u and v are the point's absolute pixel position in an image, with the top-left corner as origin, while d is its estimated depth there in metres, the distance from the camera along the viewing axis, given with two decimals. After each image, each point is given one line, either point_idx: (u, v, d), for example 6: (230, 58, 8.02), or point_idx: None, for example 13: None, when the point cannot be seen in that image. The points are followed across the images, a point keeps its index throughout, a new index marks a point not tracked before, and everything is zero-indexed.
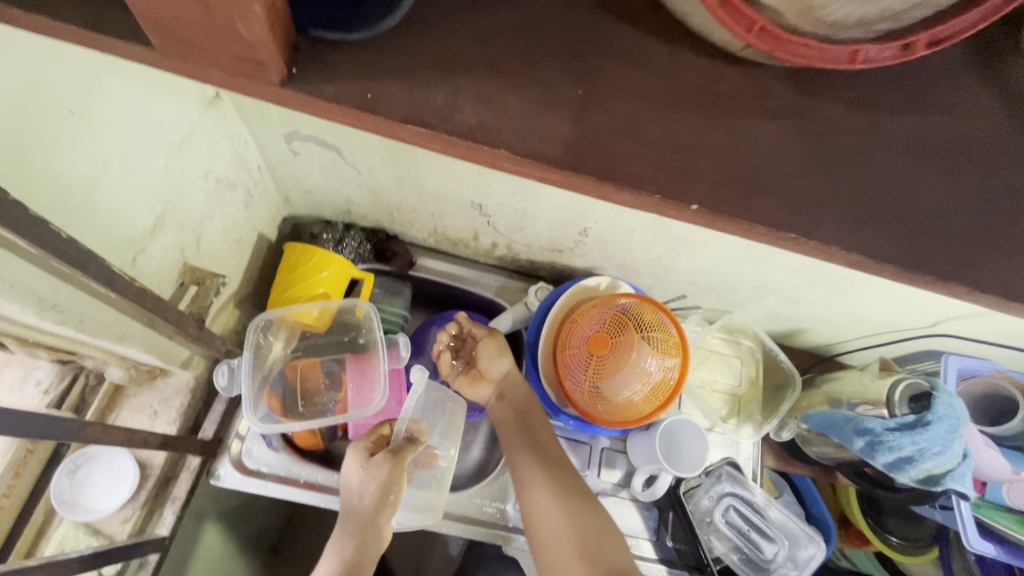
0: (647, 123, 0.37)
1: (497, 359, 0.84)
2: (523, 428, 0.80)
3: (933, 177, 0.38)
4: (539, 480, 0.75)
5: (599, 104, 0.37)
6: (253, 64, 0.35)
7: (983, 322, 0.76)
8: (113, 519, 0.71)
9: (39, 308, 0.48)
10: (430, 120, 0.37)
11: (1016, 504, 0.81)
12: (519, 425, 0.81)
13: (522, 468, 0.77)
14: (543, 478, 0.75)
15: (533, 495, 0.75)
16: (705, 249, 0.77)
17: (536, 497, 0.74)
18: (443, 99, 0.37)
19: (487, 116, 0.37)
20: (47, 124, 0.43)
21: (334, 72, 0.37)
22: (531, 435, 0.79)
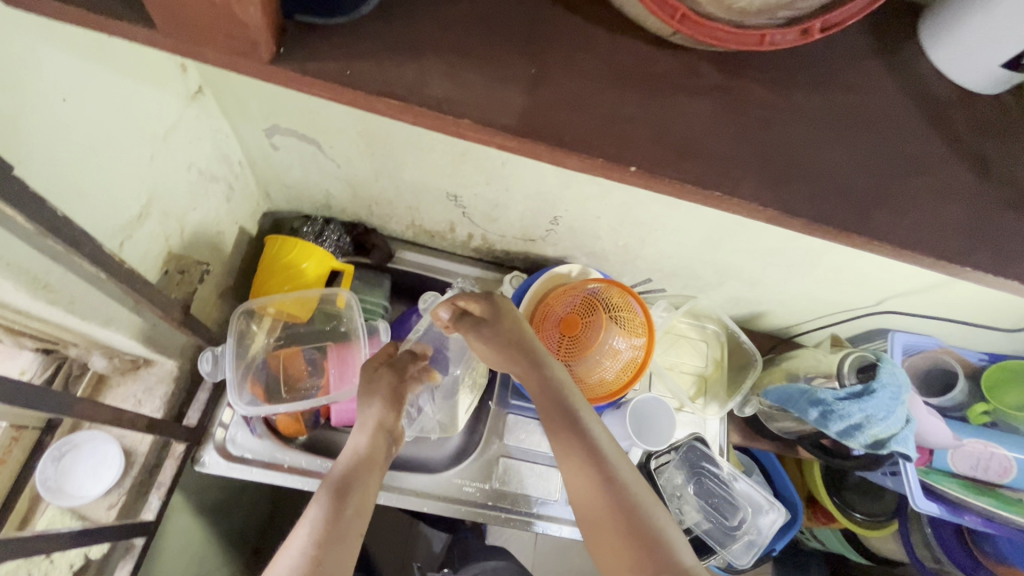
0: (586, 98, 0.36)
1: (494, 341, 0.71)
2: (561, 404, 0.64)
3: (858, 154, 0.38)
4: (577, 453, 0.60)
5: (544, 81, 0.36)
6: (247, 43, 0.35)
7: (921, 297, 0.83)
8: (99, 505, 0.74)
9: (32, 288, 0.50)
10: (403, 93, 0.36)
11: (959, 469, 0.85)
12: (555, 399, 0.64)
13: (558, 439, 0.62)
14: (584, 455, 0.60)
15: (572, 469, 0.61)
16: (667, 234, 0.83)
17: (570, 468, 0.61)
18: (412, 77, 0.37)
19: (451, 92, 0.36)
20: (41, 109, 0.46)
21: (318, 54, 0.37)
22: (571, 412, 0.63)
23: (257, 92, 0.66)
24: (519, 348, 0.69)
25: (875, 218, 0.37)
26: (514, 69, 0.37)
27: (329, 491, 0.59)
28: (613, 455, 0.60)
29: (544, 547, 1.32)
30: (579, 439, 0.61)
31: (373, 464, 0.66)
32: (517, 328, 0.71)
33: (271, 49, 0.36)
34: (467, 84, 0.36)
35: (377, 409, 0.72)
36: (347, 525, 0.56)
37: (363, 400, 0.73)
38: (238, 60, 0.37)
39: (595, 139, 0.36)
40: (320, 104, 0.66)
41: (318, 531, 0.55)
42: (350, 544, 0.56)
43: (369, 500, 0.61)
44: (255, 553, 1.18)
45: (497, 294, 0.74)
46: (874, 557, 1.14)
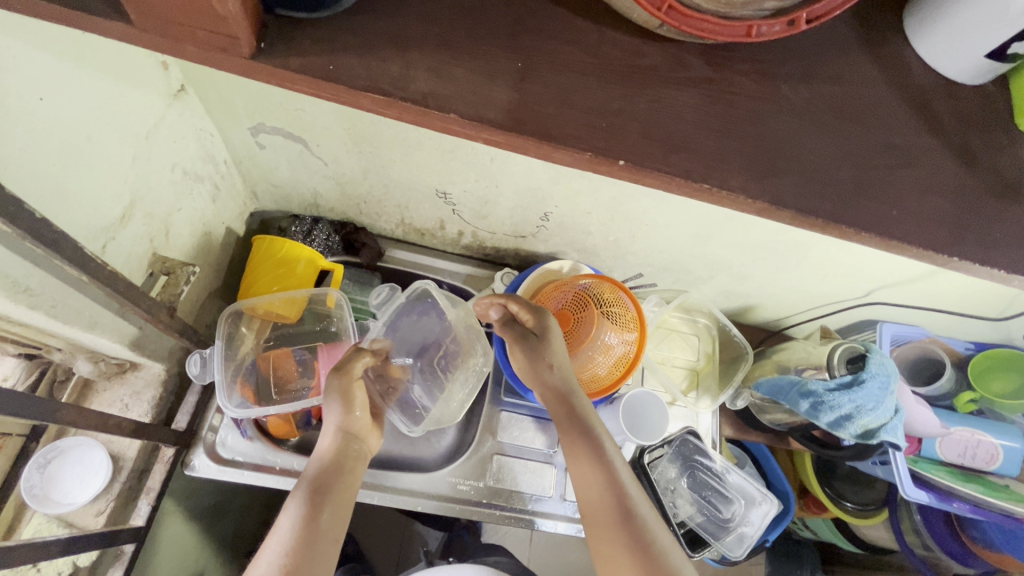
0: (573, 93, 0.36)
1: (532, 351, 0.74)
2: (587, 433, 0.68)
3: (845, 145, 0.38)
4: (596, 477, 0.64)
5: (531, 77, 0.36)
6: (224, 37, 0.34)
7: (909, 288, 0.84)
8: (87, 512, 0.72)
9: (11, 292, 0.49)
10: (388, 90, 0.36)
11: (947, 457, 0.87)
12: (583, 427, 0.68)
13: (580, 461, 0.66)
14: (602, 480, 0.64)
15: (590, 492, 0.64)
16: (657, 229, 0.83)
17: (588, 489, 0.65)
18: (397, 71, 0.36)
19: (434, 86, 0.36)
20: (16, 109, 0.45)
21: (300, 47, 0.36)
22: (594, 437, 0.67)
23: (241, 89, 0.65)
24: (555, 375, 0.72)
25: (864, 208, 0.37)
26: (500, 63, 0.36)
27: (298, 502, 0.59)
28: (631, 486, 0.63)
29: (539, 543, 1.33)
30: (600, 467, 0.65)
31: (344, 468, 0.65)
32: (557, 354, 0.73)
33: (253, 44, 0.35)
34: (453, 78, 0.36)
35: (339, 412, 0.69)
36: (319, 537, 0.56)
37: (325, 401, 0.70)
38: (218, 56, 0.36)
39: (584, 133, 0.36)
40: (305, 102, 0.65)
41: (288, 543, 0.55)
42: (324, 550, 0.56)
43: (343, 506, 0.61)
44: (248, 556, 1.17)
45: (547, 315, 0.75)
46: (864, 546, 1.16)
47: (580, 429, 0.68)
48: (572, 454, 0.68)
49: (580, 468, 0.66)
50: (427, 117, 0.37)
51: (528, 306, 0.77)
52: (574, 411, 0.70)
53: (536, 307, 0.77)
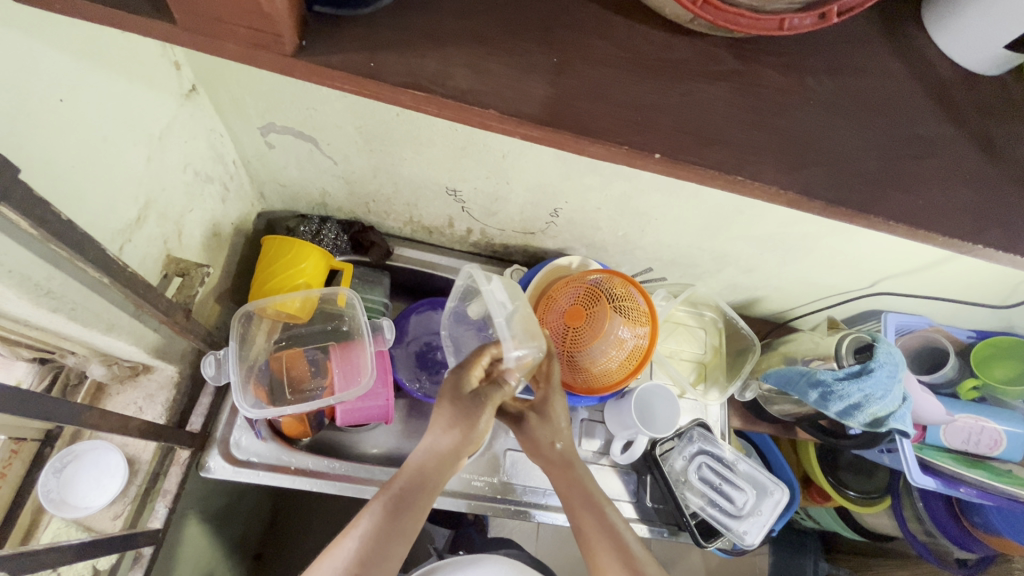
0: (606, 87, 0.37)
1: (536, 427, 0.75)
2: (593, 502, 0.70)
3: (870, 135, 0.39)
4: (605, 548, 0.67)
5: (565, 72, 0.36)
6: (265, 34, 0.34)
7: (916, 277, 0.85)
8: (104, 516, 0.72)
9: (34, 296, 0.49)
10: (426, 86, 0.36)
11: (952, 444, 0.88)
12: (590, 495, 0.71)
13: (585, 532, 0.69)
14: (614, 553, 0.66)
15: (599, 558, 0.67)
16: (667, 223, 0.83)
17: (598, 560, 0.67)
18: (435, 68, 0.36)
19: (471, 81, 0.36)
20: (37, 111, 0.44)
21: (339, 44, 0.36)
22: (599, 508, 0.70)
23: (254, 89, 0.65)
24: (554, 452, 0.75)
25: (888, 197, 0.38)
26: (535, 58, 0.37)
27: (380, 511, 0.61)
28: (640, 550, 0.67)
29: (545, 538, 1.33)
30: (608, 536, 0.67)
31: (436, 482, 0.65)
32: (561, 433, 0.75)
33: (294, 41, 0.35)
34: (489, 73, 0.36)
35: (458, 434, 0.66)
36: (388, 546, 0.60)
37: (447, 409, 0.66)
38: (258, 53, 0.36)
39: (619, 127, 0.36)
40: (318, 101, 0.65)
41: (361, 548, 0.59)
42: (392, 556, 0.60)
43: (420, 517, 0.63)
44: (255, 557, 1.17)
45: (554, 394, 0.75)
46: (866, 533, 1.17)
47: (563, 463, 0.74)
48: (578, 521, 0.70)
49: (589, 539, 0.68)
50: (465, 114, 0.37)
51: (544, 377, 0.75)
52: (566, 460, 0.74)
53: (550, 381, 0.75)
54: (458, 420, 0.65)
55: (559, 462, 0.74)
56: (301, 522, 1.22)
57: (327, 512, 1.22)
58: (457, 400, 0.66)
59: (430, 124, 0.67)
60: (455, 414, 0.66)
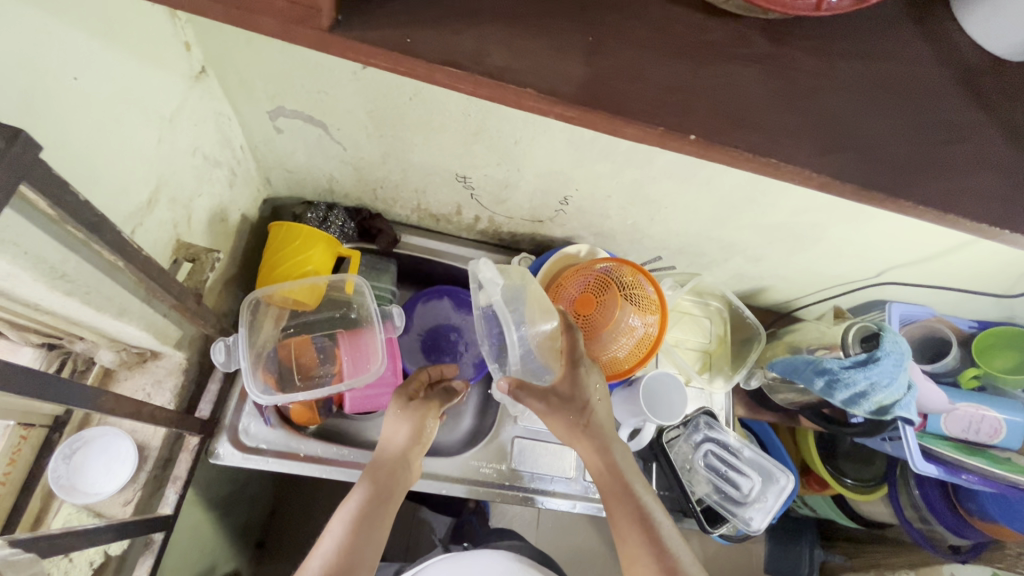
0: (644, 66, 0.37)
1: (564, 403, 0.72)
2: (628, 492, 0.71)
3: (899, 120, 0.39)
4: (636, 541, 0.68)
5: (603, 51, 0.36)
6: (303, 7, 0.34)
7: (923, 267, 0.85)
8: (114, 501, 0.72)
9: (49, 278, 0.48)
10: (463, 64, 0.36)
11: (952, 432, 0.88)
12: (624, 484, 0.71)
13: (618, 520, 0.70)
14: (641, 533, 0.68)
15: (627, 539, 0.69)
16: (677, 212, 0.83)
17: (629, 551, 0.68)
18: (471, 45, 0.36)
19: (508, 60, 0.36)
20: (52, 90, 0.43)
21: (376, 20, 0.36)
22: (628, 491, 0.71)
23: (265, 71, 0.64)
24: (591, 432, 0.73)
25: (915, 182, 0.38)
26: (571, 38, 0.37)
27: (341, 526, 0.64)
28: (672, 541, 0.68)
29: (546, 526, 1.34)
30: (644, 527, 0.68)
31: (393, 489, 0.70)
32: (593, 411, 0.73)
33: (331, 16, 0.35)
34: (525, 51, 0.36)
35: (404, 437, 0.74)
36: (357, 556, 0.61)
37: (393, 420, 0.76)
38: (293, 29, 0.35)
39: (654, 108, 0.36)
40: (331, 85, 0.64)
41: (327, 563, 0.60)
42: (363, 566, 0.61)
43: (384, 527, 0.66)
44: (257, 545, 1.18)
45: (582, 370, 0.72)
46: (862, 521, 1.18)
47: (587, 432, 0.73)
48: (612, 509, 0.71)
49: (621, 529, 0.70)
50: (500, 93, 0.37)
51: (567, 352, 0.73)
52: (598, 432, 0.73)
53: (573, 354, 0.72)
54: (402, 422, 0.75)
55: (590, 430, 0.73)
56: (304, 511, 1.22)
57: (330, 500, 1.22)
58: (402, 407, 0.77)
59: (445, 109, 0.66)
60: (395, 420, 0.76)
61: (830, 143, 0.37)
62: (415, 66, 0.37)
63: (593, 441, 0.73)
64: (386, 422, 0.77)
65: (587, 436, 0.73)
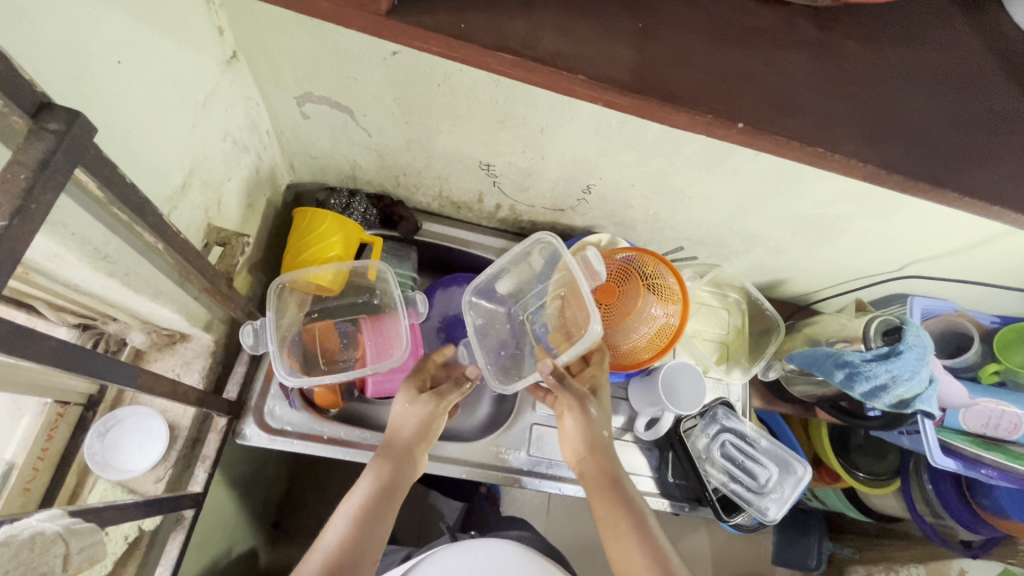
0: (694, 52, 0.38)
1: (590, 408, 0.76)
2: (625, 501, 0.71)
3: (946, 107, 0.40)
4: (634, 550, 0.67)
5: (655, 36, 0.38)
6: None
7: (947, 261, 0.85)
8: (147, 478, 0.75)
9: (93, 260, 0.50)
10: (517, 49, 0.37)
11: (970, 427, 0.86)
12: (622, 494, 0.72)
13: (616, 529, 0.69)
14: (639, 543, 0.67)
15: (625, 550, 0.68)
16: (700, 203, 0.82)
17: (625, 559, 0.67)
18: (525, 30, 0.37)
19: (561, 45, 0.37)
20: (98, 74, 0.44)
21: (430, 6, 0.37)
22: (629, 500, 0.71)
23: (296, 58, 0.64)
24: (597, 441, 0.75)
25: (959, 170, 0.38)
26: (621, 25, 0.38)
27: (344, 523, 0.65)
28: (671, 553, 0.67)
29: (556, 512, 1.36)
30: (642, 539, 0.67)
31: (398, 489, 0.71)
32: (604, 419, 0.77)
33: (389, 1, 0.35)
34: (576, 37, 0.37)
35: (411, 433, 0.75)
36: (359, 552, 0.62)
37: (401, 413, 0.76)
38: (352, 14, 0.36)
39: (703, 94, 0.37)
40: (360, 71, 0.64)
41: (329, 558, 0.61)
42: (363, 565, 0.62)
43: (387, 524, 0.68)
44: (275, 525, 1.20)
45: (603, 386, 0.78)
46: (872, 514, 1.19)
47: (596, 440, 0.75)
48: (604, 516, 0.71)
49: (617, 536, 0.69)
50: (552, 79, 0.38)
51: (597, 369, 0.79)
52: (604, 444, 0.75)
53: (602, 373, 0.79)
54: (410, 417, 0.75)
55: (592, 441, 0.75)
56: (319, 494, 1.24)
57: (345, 483, 1.24)
58: (414, 400, 0.77)
59: (474, 97, 0.66)
60: (405, 410, 0.76)
61: (872, 129, 0.38)
62: (468, 51, 0.38)
63: (596, 450, 0.75)
64: (394, 413, 0.77)
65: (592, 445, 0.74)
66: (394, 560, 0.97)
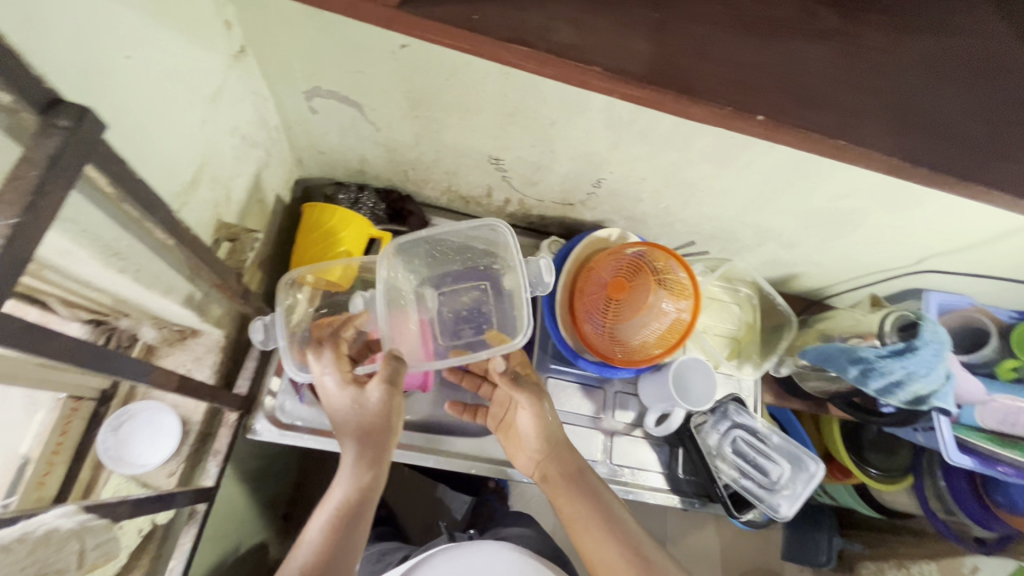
0: (712, 43, 0.37)
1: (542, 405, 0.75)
2: (592, 494, 0.71)
3: (970, 99, 0.39)
4: (608, 541, 0.67)
5: (673, 28, 0.37)
6: None
7: (964, 256, 0.83)
8: (159, 472, 0.75)
9: (104, 257, 0.50)
10: (532, 40, 0.36)
11: (987, 424, 0.84)
12: (588, 488, 0.72)
13: (585, 523, 0.69)
14: (611, 535, 0.67)
15: (597, 543, 0.68)
16: (712, 197, 0.81)
17: (599, 552, 0.67)
18: (540, 21, 0.37)
19: (577, 37, 0.37)
20: (107, 71, 0.44)
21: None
22: (596, 494, 0.71)
23: (305, 52, 0.63)
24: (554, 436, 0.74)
25: (981, 164, 0.37)
26: (638, 17, 0.37)
27: (316, 537, 0.57)
28: (645, 542, 0.68)
29: None
30: (612, 530, 0.68)
31: (370, 496, 0.61)
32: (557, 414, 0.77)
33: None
34: (592, 29, 0.37)
35: (364, 426, 0.64)
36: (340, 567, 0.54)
37: (342, 400, 0.65)
38: (361, 5, 0.35)
39: (722, 86, 0.36)
40: (368, 64, 0.64)
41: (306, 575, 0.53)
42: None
43: (362, 535, 0.59)
44: (285, 518, 1.21)
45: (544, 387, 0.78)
46: (884, 510, 1.17)
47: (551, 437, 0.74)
48: (572, 511, 0.71)
49: (589, 530, 0.69)
50: (568, 72, 0.37)
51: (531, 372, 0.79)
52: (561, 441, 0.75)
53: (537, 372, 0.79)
54: (359, 405, 0.65)
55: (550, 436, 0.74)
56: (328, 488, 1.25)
57: None
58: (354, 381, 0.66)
59: (483, 90, 0.65)
60: (356, 403, 0.65)
61: (894, 122, 0.38)
62: (481, 42, 0.37)
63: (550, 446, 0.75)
64: (339, 410, 0.65)
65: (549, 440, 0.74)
66: (391, 560, 0.94)
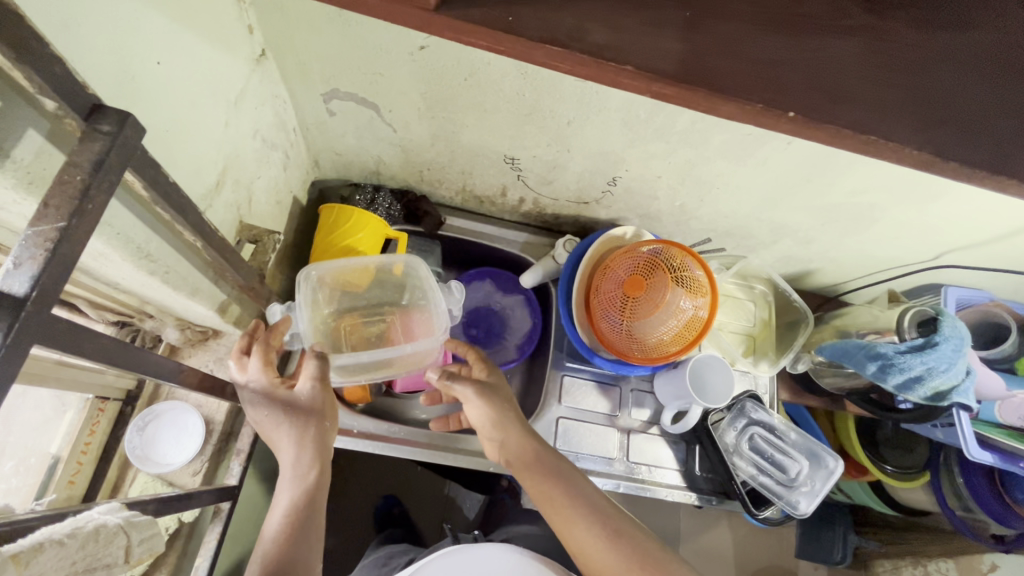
0: (740, 41, 0.38)
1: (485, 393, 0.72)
2: (557, 473, 0.68)
3: (999, 92, 0.39)
4: (577, 516, 0.64)
5: (702, 26, 0.38)
6: None
7: (984, 250, 0.82)
8: (184, 471, 0.77)
9: (136, 259, 0.51)
10: (564, 40, 0.37)
11: (1007, 420, 0.83)
12: (552, 467, 0.68)
13: (552, 503, 0.66)
14: (579, 510, 0.65)
15: (568, 520, 0.65)
16: (727, 194, 0.81)
17: (572, 530, 0.64)
18: (571, 22, 0.37)
19: (608, 38, 0.37)
20: (139, 77, 0.45)
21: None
22: (561, 470, 0.68)
23: (324, 54, 0.64)
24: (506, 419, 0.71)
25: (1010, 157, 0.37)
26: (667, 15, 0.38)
27: (266, 540, 0.55)
28: (615, 512, 0.66)
29: None
30: (580, 507, 0.65)
31: (315, 493, 0.60)
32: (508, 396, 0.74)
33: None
34: (622, 28, 0.37)
35: (297, 426, 0.62)
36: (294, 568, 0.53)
37: (269, 406, 0.62)
38: (396, 8, 0.36)
39: (751, 84, 0.36)
40: (387, 66, 0.64)
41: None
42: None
43: (316, 534, 0.58)
44: None
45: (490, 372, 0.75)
46: (901, 508, 1.16)
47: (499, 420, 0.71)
48: (538, 492, 0.67)
49: (557, 508, 0.66)
50: (598, 72, 0.38)
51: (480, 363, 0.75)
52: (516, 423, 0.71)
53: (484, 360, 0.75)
54: (286, 408, 0.62)
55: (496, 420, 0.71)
56: (344, 489, 1.26)
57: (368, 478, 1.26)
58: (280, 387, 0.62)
59: (500, 89, 0.66)
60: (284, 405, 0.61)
61: (924, 116, 0.38)
62: (513, 42, 0.38)
63: (502, 430, 0.71)
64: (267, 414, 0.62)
65: (499, 427, 0.71)
66: (398, 564, 0.94)
